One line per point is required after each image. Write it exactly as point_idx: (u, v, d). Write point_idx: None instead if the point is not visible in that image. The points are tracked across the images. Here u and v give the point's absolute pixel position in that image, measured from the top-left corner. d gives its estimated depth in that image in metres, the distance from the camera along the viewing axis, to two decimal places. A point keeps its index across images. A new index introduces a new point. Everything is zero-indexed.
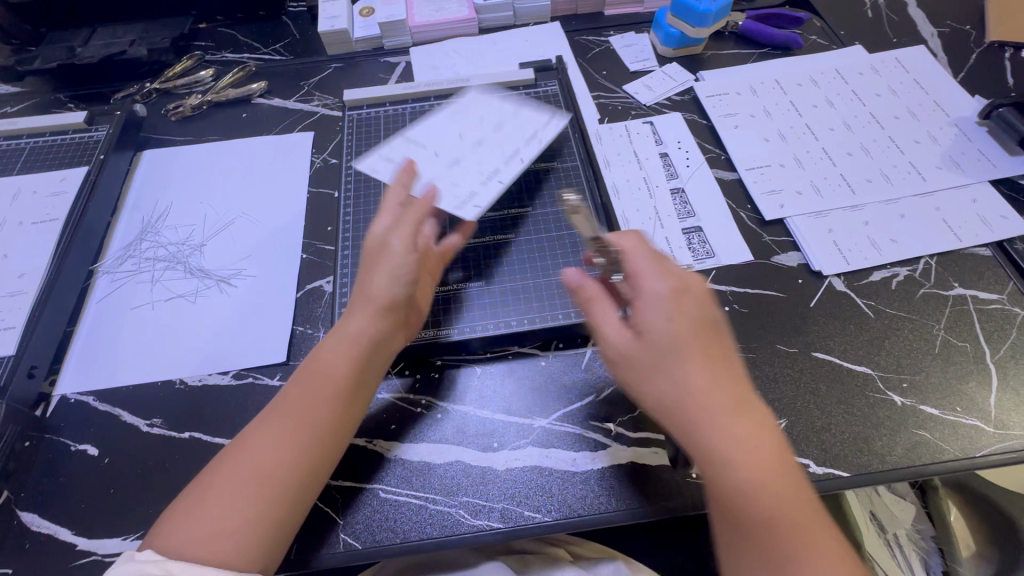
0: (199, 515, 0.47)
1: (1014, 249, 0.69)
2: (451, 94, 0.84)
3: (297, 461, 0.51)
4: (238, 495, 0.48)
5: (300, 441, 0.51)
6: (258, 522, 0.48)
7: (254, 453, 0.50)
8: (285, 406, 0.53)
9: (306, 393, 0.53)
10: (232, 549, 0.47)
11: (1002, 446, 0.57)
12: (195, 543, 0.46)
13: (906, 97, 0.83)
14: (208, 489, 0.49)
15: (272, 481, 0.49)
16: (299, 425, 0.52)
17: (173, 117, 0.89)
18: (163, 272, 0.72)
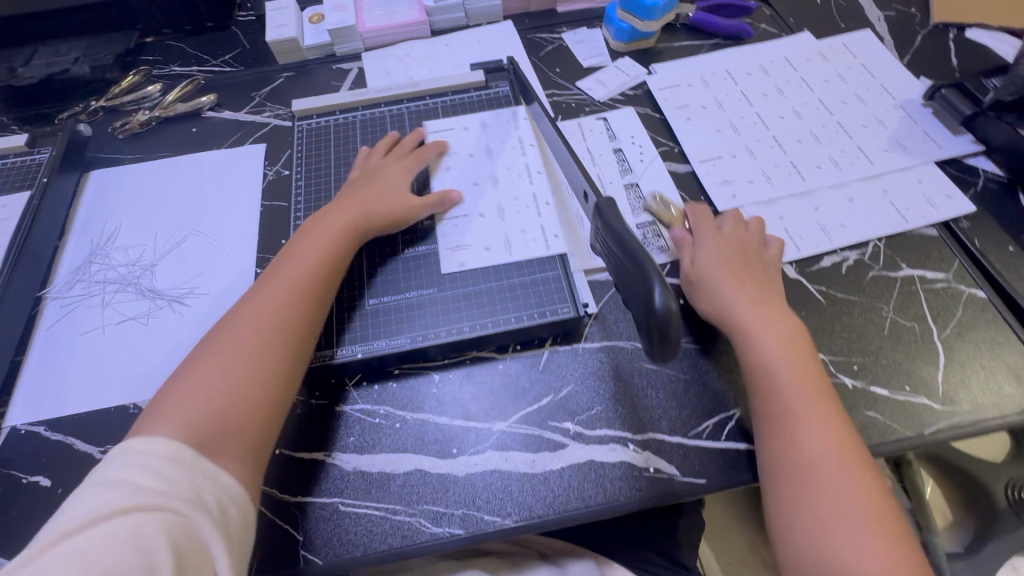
0: (187, 395, 0.53)
1: (959, 228, 0.71)
2: (402, 100, 0.84)
3: (277, 336, 0.57)
4: (225, 372, 0.54)
5: (276, 324, 0.58)
6: (244, 395, 0.54)
7: (234, 333, 0.57)
8: (270, 286, 0.60)
9: (281, 282, 0.60)
10: (216, 422, 0.52)
11: (951, 422, 0.59)
12: (181, 418, 0.51)
13: (854, 82, 0.84)
14: (193, 371, 0.55)
15: (252, 357, 0.55)
16: (275, 308, 0.58)
17: (121, 134, 0.87)
18: (114, 295, 0.71)
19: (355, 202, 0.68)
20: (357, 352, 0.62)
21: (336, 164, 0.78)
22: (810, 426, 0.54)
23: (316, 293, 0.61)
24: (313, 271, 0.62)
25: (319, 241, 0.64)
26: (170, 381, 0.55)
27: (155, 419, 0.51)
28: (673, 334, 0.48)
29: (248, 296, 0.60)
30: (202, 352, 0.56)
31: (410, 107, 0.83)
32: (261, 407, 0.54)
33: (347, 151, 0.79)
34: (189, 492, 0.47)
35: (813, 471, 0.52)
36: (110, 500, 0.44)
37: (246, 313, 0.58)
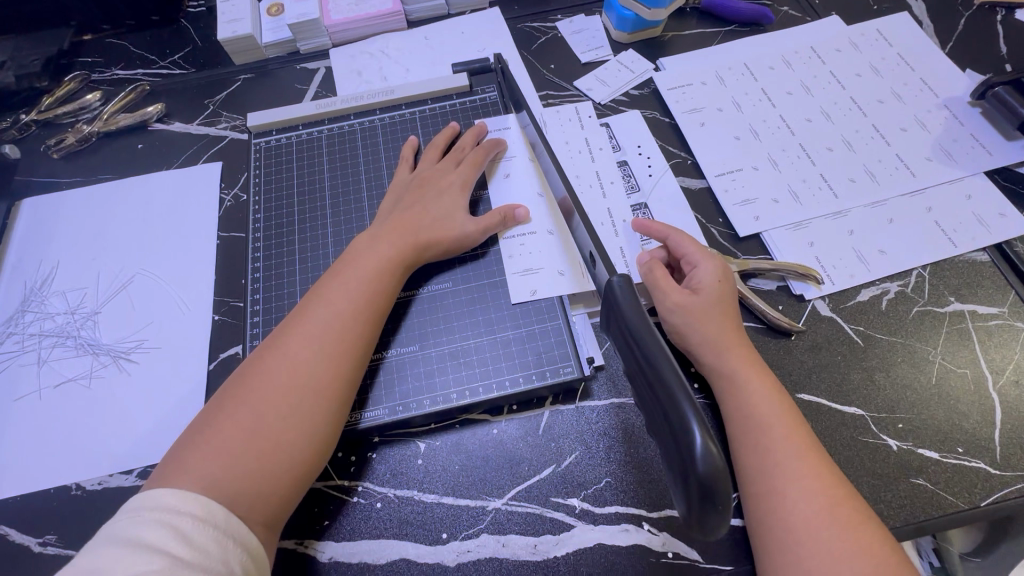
0: (217, 436, 0.46)
1: (1014, 252, 0.62)
2: (374, 110, 0.73)
3: (320, 377, 0.50)
4: (259, 416, 0.48)
5: (309, 373, 0.50)
6: (278, 446, 0.47)
7: (274, 368, 0.50)
8: (303, 322, 0.53)
9: (327, 310, 0.53)
10: (244, 475, 0.45)
11: (1011, 490, 0.51)
12: (207, 467, 0.45)
13: (890, 76, 0.74)
14: (225, 407, 0.48)
15: (292, 399, 0.49)
16: (319, 343, 0.51)
17: (55, 154, 0.76)
18: (52, 351, 0.62)
19: (408, 213, 0.60)
20: None
21: (300, 188, 0.68)
22: (802, 481, 0.46)
23: (364, 329, 0.53)
24: (364, 303, 0.54)
25: (371, 261, 0.56)
26: (202, 411, 0.49)
27: (182, 461, 0.45)
28: (724, 493, 0.33)
29: (290, 319, 0.54)
30: (236, 380, 0.50)
31: (383, 118, 0.73)
32: (295, 462, 0.48)
33: (312, 172, 0.69)
34: (214, 561, 0.41)
35: (808, 539, 0.44)
36: (124, 570, 0.38)
37: (281, 354, 0.51)
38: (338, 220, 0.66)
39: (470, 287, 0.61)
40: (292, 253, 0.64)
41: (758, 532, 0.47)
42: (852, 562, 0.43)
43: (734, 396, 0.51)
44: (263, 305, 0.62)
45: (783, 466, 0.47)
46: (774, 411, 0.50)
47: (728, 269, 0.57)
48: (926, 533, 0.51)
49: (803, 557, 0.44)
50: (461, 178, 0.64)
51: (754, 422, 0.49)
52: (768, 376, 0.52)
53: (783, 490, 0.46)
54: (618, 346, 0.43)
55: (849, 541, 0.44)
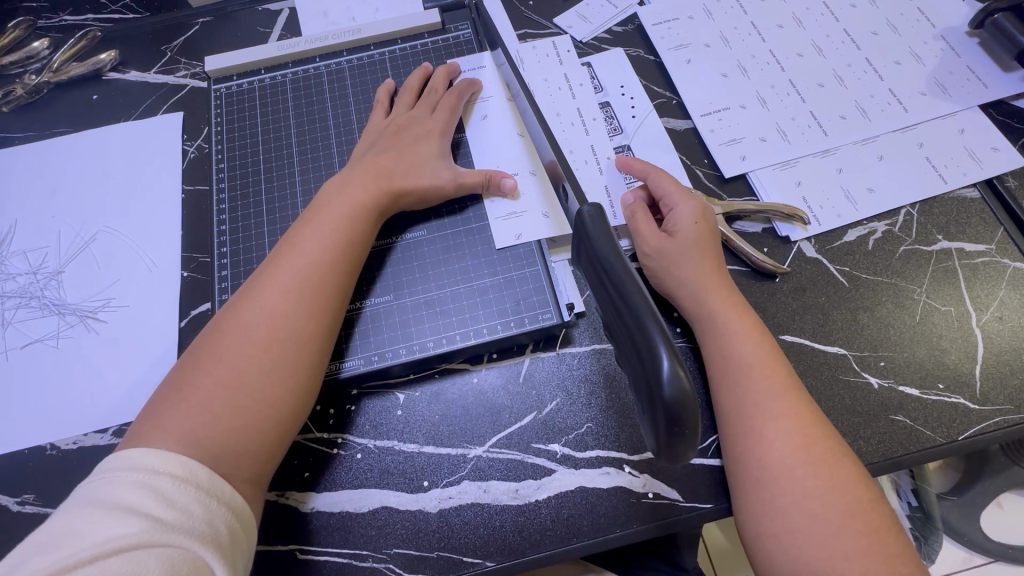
0: (196, 394, 0.45)
1: (1004, 188, 0.60)
2: (341, 51, 0.69)
3: (298, 330, 0.48)
4: (238, 370, 0.46)
5: (286, 324, 0.48)
6: (260, 400, 0.46)
7: (249, 322, 0.48)
8: (276, 272, 0.50)
9: (301, 262, 0.51)
10: (226, 431, 0.44)
11: (988, 423, 0.52)
12: (187, 425, 0.43)
13: (885, 6, 0.70)
14: (201, 364, 0.46)
15: (272, 353, 0.47)
16: (296, 295, 0.49)
17: (5, 107, 0.72)
18: (15, 312, 0.60)
19: (380, 160, 0.57)
20: None
21: (265, 136, 0.65)
22: (784, 424, 0.46)
23: (339, 281, 0.51)
24: (340, 254, 0.52)
25: (343, 210, 0.54)
26: (174, 369, 0.47)
27: (159, 420, 0.44)
28: (689, 419, 0.33)
29: (261, 272, 0.51)
30: (209, 337, 0.48)
31: (351, 60, 0.69)
32: (279, 416, 0.47)
33: (278, 120, 0.65)
34: (198, 522, 0.39)
35: (784, 476, 0.44)
36: (103, 533, 0.36)
37: (255, 306, 0.49)
38: (307, 169, 0.63)
39: (445, 236, 0.59)
40: (260, 205, 0.62)
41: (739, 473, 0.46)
42: (826, 502, 0.43)
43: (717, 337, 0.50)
44: (232, 259, 0.59)
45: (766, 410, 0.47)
46: (758, 355, 0.49)
47: (708, 209, 0.55)
48: (904, 467, 0.51)
49: (778, 496, 0.44)
50: (435, 123, 0.61)
51: (735, 365, 0.49)
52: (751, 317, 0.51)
53: (765, 433, 0.46)
54: (589, 279, 0.42)
55: (826, 482, 0.44)
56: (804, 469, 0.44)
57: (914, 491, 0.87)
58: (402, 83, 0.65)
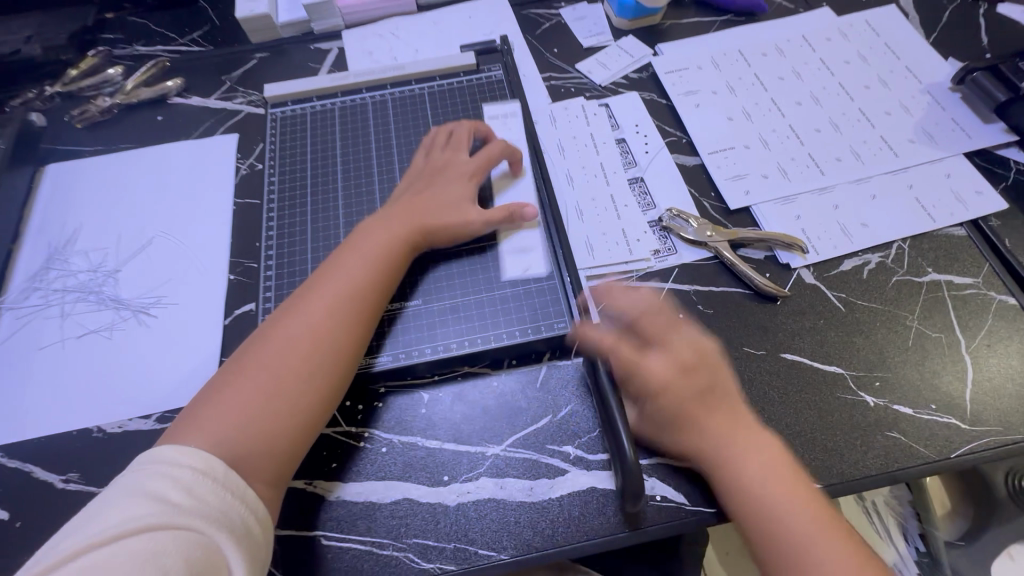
0: (234, 394, 0.50)
1: (988, 227, 0.65)
2: (385, 85, 0.77)
3: (331, 347, 0.53)
4: (270, 379, 0.51)
5: (319, 341, 0.53)
6: (287, 408, 0.50)
7: (288, 335, 0.53)
8: (319, 293, 0.56)
9: (338, 280, 0.56)
10: (252, 434, 0.48)
11: (979, 443, 0.55)
12: (219, 426, 0.48)
13: (877, 64, 0.78)
14: (240, 372, 0.51)
15: (306, 365, 0.52)
16: (332, 313, 0.54)
17: (79, 124, 0.80)
18: (74, 304, 0.65)
19: (415, 198, 0.64)
20: None
21: (313, 156, 0.72)
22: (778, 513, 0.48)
23: (370, 302, 0.56)
24: (373, 278, 0.57)
25: (381, 242, 0.59)
26: (216, 374, 0.52)
27: (197, 420, 0.48)
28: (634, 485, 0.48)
29: (304, 291, 0.56)
30: (251, 347, 0.53)
31: (394, 93, 0.76)
32: (303, 423, 0.51)
33: (326, 143, 0.73)
34: (212, 510, 0.43)
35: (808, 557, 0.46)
36: (125, 515, 0.40)
37: (295, 322, 0.54)
38: (349, 186, 0.69)
39: (471, 251, 0.64)
40: (305, 217, 0.68)
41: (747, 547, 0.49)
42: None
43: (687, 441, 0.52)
44: (277, 263, 0.65)
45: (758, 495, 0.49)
46: (748, 443, 0.51)
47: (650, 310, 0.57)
48: (899, 483, 0.54)
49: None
50: (465, 170, 0.66)
51: (730, 459, 0.50)
52: (732, 411, 0.53)
53: (775, 521, 0.48)
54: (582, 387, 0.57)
55: (830, 559, 0.46)
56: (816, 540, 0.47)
57: (922, 535, 0.88)
58: (440, 127, 0.70)
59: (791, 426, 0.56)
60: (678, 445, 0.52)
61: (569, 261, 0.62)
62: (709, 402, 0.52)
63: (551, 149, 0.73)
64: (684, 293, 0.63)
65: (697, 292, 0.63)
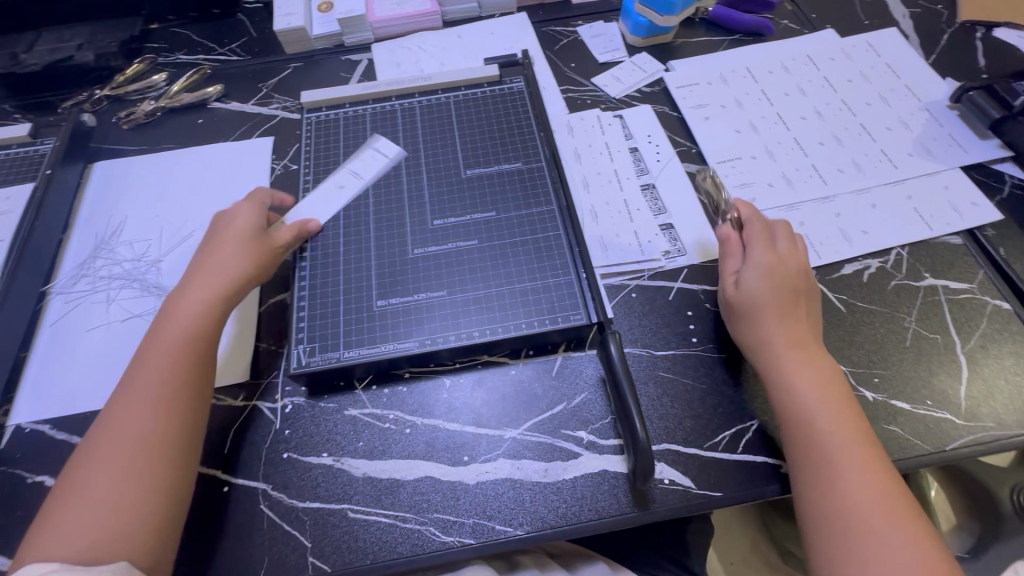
0: (103, 470, 0.50)
1: (984, 236, 0.69)
2: (413, 94, 0.82)
3: (161, 434, 0.52)
4: (129, 473, 0.50)
5: (153, 431, 0.52)
6: (154, 498, 0.50)
7: (133, 426, 0.52)
8: (139, 374, 0.55)
9: (146, 349, 0.57)
10: (119, 527, 0.48)
11: (974, 438, 0.57)
12: (78, 530, 0.47)
13: (878, 82, 0.82)
14: (95, 468, 0.50)
15: (154, 458, 0.51)
16: (171, 387, 0.54)
17: (125, 125, 0.85)
18: (119, 291, 0.70)
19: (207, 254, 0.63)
20: (363, 352, 0.62)
21: (344, 158, 0.77)
22: (848, 486, 0.50)
23: (167, 384, 0.54)
24: (188, 351, 0.56)
25: (174, 320, 0.58)
26: (70, 469, 0.52)
27: (55, 525, 0.48)
28: (644, 464, 0.51)
29: (127, 376, 0.56)
30: (99, 438, 0.52)
31: (421, 101, 0.82)
32: (173, 501, 0.51)
33: (356, 146, 0.77)
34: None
35: (873, 529, 0.48)
36: None
37: (120, 415, 0.53)
38: (378, 187, 0.74)
39: (493, 249, 0.69)
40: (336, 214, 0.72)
41: (809, 522, 0.51)
42: (905, 548, 0.48)
43: (792, 414, 0.54)
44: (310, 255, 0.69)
45: (830, 467, 0.51)
46: (823, 414, 0.54)
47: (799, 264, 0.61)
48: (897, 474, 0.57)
49: (860, 548, 0.48)
50: (224, 239, 0.64)
51: (813, 430, 0.53)
52: (841, 385, 0.56)
53: (841, 491, 0.50)
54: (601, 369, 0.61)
55: (898, 532, 0.48)
56: (880, 513, 0.49)
57: None
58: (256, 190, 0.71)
59: None
60: (786, 425, 0.54)
61: (585, 259, 0.65)
62: (835, 385, 0.56)
63: (568, 156, 0.78)
64: (693, 292, 0.67)
65: (705, 291, 0.67)
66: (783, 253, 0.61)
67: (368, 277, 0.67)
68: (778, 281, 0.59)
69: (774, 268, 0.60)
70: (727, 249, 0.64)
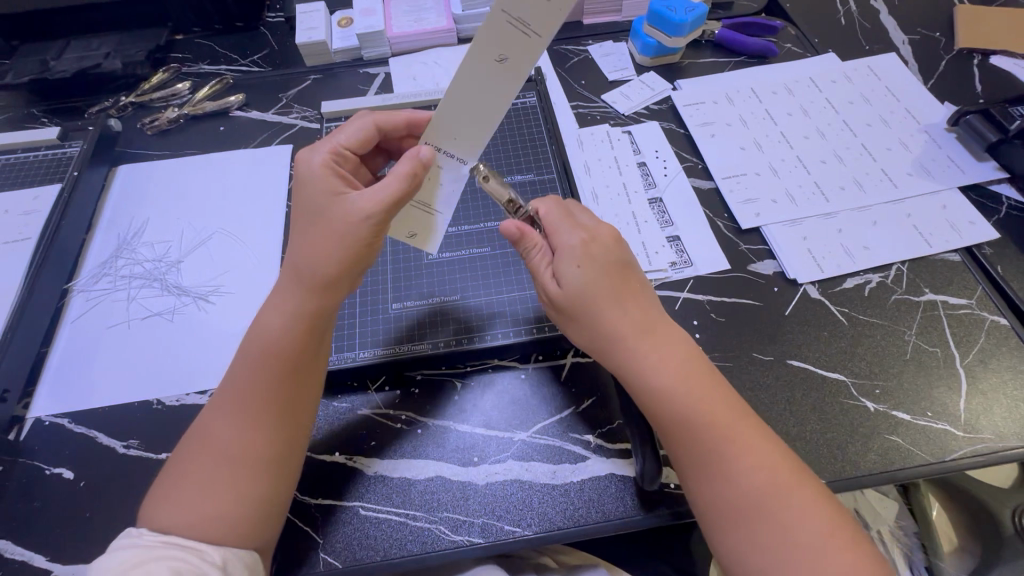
0: (196, 474, 0.49)
1: (982, 255, 0.71)
2: (429, 106, 0.85)
3: (263, 434, 0.51)
4: (229, 471, 0.49)
5: (253, 433, 0.51)
6: (250, 499, 0.49)
7: (235, 423, 0.51)
8: (243, 371, 0.53)
9: (246, 350, 0.54)
10: (221, 524, 0.48)
11: (974, 449, 0.58)
12: (186, 519, 0.48)
13: (878, 104, 0.85)
14: (197, 462, 0.50)
15: (252, 459, 0.50)
16: (265, 388, 0.52)
17: (149, 131, 0.88)
18: (140, 289, 0.72)
19: (304, 217, 0.54)
20: (377, 354, 0.64)
21: None
22: (736, 470, 0.49)
23: (270, 383, 0.52)
24: (286, 358, 0.53)
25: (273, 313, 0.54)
26: (177, 459, 0.51)
27: (166, 512, 0.48)
28: (649, 468, 0.53)
29: (233, 370, 0.54)
30: (204, 432, 0.51)
31: None
32: (261, 512, 0.49)
33: None
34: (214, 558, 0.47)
35: (766, 511, 0.47)
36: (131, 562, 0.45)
37: (222, 411, 0.51)
38: None
39: (505, 257, 0.71)
40: None
41: (703, 510, 0.50)
42: (808, 523, 0.47)
43: (665, 405, 0.52)
44: None
45: (714, 456, 0.50)
46: (702, 399, 0.52)
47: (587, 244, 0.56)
48: (898, 483, 0.58)
49: (759, 532, 0.47)
50: (319, 194, 0.54)
51: (691, 423, 0.51)
52: (702, 363, 0.54)
53: (719, 478, 0.49)
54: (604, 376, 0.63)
55: (799, 507, 0.47)
56: (776, 487, 0.48)
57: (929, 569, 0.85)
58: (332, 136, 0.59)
59: (797, 428, 0.60)
60: (663, 417, 0.52)
61: None
62: (696, 368, 0.54)
63: (578, 169, 0.80)
64: (699, 302, 0.68)
65: (710, 301, 0.69)
66: (591, 233, 0.58)
67: (384, 281, 0.70)
68: (594, 268, 0.55)
69: (583, 255, 0.55)
70: (531, 244, 0.58)
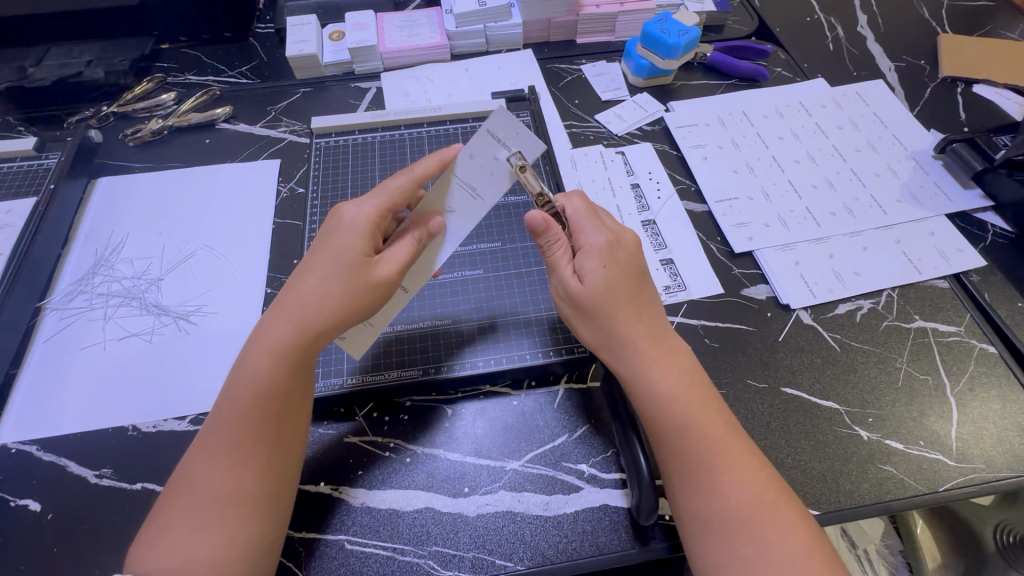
0: (185, 514, 0.47)
1: (970, 282, 0.72)
2: (422, 123, 0.85)
3: (257, 474, 0.49)
4: (220, 512, 0.47)
5: (245, 473, 0.49)
6: (242, 541, 0.47)
7: (225, 464, 0.49)
8: (230, 408, 0.50)
9: (230, 390, 0.51)
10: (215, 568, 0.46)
11: (966, 480, 0.58)
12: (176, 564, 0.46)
13: (866, 130, 0.86)
14: (188, 504, 0.48)
15: (244, 498, 0.48)
16: (253, 424, 0.50)
17: (132, 142, 0.85)
18: (117, 309, 0.69)
19: (310, 259, 0.53)
20: (367, 379, 0.62)
21: (353, 187, 0.78)
22: (721, 482, 0.48)
23: (260, 420, 0.50)
24: (275, 395, 0.50)
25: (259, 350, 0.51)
26: (165, 501, 0.49)
27: (155, 557, 0.46)
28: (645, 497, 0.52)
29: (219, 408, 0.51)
30: (190, 475, 0.49)
31: (429, 131, 0.84)
32: (256, 552, 0.48)
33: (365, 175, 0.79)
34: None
35: (751, 525, 0.46)
36: None
37: (211, 452, 0.49)
38: None
39: (498, 278, 0.71)
40: None
41: (685, 518, 0.49)
42: (791, 543, 0.46)
43: (661, 416, 0.51)
44: None
45: (702, 464, 0.49)
46: (696, 410, 0.51)
47: (615, 250, 0.55)
48: (891, 513, 0.57)
49: (739, 544, 0.46)
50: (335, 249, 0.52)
51: (682, 431, 0.50)
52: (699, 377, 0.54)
53: (706, 489, 0.48)
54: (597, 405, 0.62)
55: (781, 526, 0.46)
56: (762, 504, 0.47)
57: None
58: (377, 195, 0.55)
59: (790, 457, 0.59)
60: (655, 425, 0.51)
61: None
62: (696, 381, 0.53)
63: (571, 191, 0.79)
64: (692, 327, 0.68)
65: (703, 325, 0.68)
66: (617, 236, 0.56)
67: None
68: (616, 270, 0.54)
69: (607, 254, 0.54)
70: (553, 237, 0.55)
